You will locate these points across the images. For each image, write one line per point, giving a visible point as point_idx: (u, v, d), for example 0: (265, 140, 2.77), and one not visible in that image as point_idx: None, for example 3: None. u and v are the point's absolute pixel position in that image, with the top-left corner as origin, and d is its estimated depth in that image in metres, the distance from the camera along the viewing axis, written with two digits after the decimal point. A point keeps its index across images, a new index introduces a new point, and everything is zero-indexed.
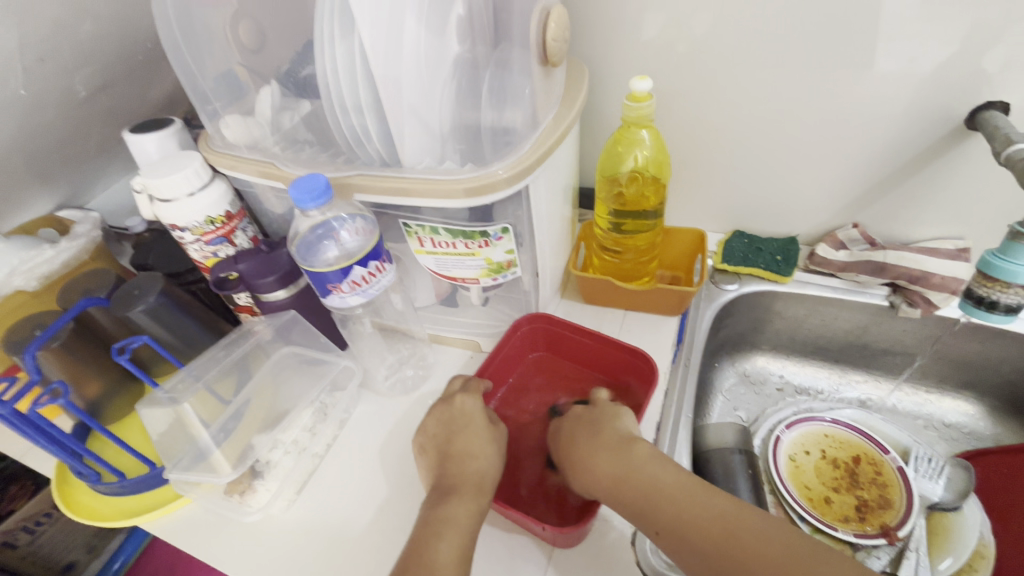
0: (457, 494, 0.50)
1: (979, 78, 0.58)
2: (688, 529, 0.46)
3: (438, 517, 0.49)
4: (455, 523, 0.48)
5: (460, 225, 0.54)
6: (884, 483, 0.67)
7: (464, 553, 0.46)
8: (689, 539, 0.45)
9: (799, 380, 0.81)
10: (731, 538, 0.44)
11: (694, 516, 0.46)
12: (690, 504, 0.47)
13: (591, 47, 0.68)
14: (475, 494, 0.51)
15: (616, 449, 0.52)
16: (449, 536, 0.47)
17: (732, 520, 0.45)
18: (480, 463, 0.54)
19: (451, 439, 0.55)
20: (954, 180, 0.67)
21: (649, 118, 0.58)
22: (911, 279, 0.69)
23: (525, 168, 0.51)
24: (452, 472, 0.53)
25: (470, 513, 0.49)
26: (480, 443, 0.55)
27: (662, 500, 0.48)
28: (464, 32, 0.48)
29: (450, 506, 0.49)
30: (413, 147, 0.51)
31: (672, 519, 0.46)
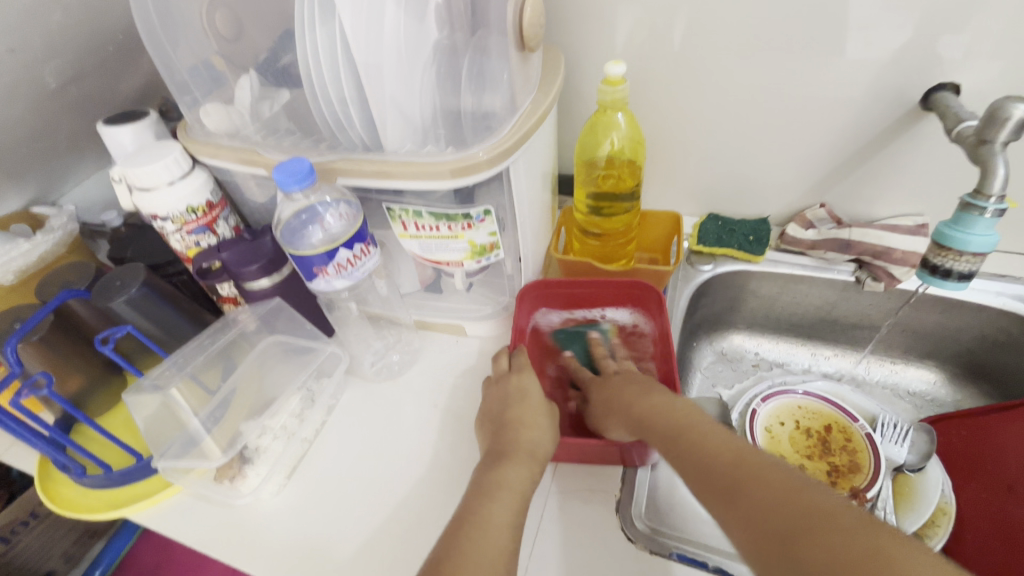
0: (511, 459, 0.52)
1: (934, 60, 0.61)
2: (708, 454, 0.48)
3: (491, 481, 0.51)
4: (509, 489, 0.50)
5: (443, 208, 0.55)
6: (854, 449, 0.70)
7: (513, 518, 0.48)
8: (707, 462, 0.47)
9: (774, 356, 0.85)
10: (743, 474, 0.45)
11: (715, 445, 0.48)
12: (715, 440, 0.49)
13: (566, 35, 0.70)
14: (529, 460, 0.52)
15: (654, 397, 0.55)
16: (501, 499, 0.49)
17: (753, 457, 0.47)
18: (537, 433, 0.55)
19: (506, 410, 0.57)
20: (912, 159, 0.70)
21: (625, 101, 0.59)
22: (875, 255, 0.73)
23: (506, 150, 0.52)
24: (508, 436, 0.54)
25: (524, 480, 0.51)
26: (536, 416, 0.56)
27: (686, 430, 0.50)
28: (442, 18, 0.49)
29: (504, 470, 0.51)
30: (395, 134, 0.52)
31: (697, 445, 0.49)
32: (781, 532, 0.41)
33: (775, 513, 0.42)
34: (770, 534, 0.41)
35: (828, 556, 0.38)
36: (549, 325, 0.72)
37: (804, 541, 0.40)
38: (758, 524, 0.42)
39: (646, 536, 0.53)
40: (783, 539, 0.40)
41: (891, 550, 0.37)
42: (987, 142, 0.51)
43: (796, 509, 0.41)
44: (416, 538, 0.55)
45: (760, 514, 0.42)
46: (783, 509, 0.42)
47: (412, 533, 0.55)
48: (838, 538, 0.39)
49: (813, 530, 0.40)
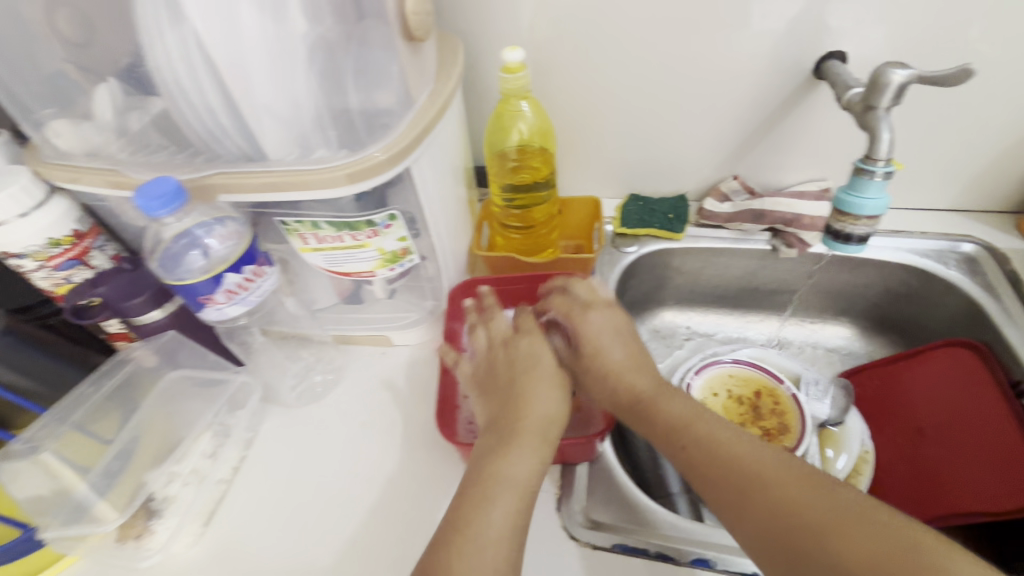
0: (518, 443, 0.48)
1: (821, 30, 0.63)
2: (722, 453, 0.47)
3: (490, 473, 0.47)
4: (508, 484, 0.46)
5: (343, 216, 0.51)
6: (782, 411, 0.72)
7: (518, 519, 0.45)
8: (717, 463, 0.46)
9: (704, 328, 0.87)
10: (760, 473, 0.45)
11: (728, 442, 0.47)
12: (725, 435, 0.48)
13: (465, 22, 0.67)
14: (539, 444, 0.49)
15: (658, 389, 0.52)
16: (501, 498, 0.45)
17: (768, 455, 0.46)
18: (548, 406, 0.51)
19: (525, 378, 0.53)
20: (810, 126, 0.72)
21: (527, 88, 0.57)
22: (786, 223, 0.75)
23: (404, 148, 0.50)
24: (508, 419, 0.50)
25: (528, 472, 0.47)
26: (540, 390, 0.52)
27: (690, 431, 0.49)
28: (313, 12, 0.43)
29: (510, 459, 0.47)
30: (276, 141, 0.47)
31: (708, 442, 0.47)
32: (810, 530, 0.41)
33: (802, 515, 0.42)
34: (794, 537, 0.41)
35: (860, 553, 0.39)
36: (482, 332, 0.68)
37: (835, 539, 0.40)
38: (784, 525, 0.42)
39: (585, 530, 0.52)
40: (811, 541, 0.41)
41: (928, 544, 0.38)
42: (872, 108, 0.52)
43: (821, 507, 0.41)
44: (351, 571, 0.51)
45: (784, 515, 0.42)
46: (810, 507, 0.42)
47: (347, 566, 0.51)
48: (870, 534, 0.39)
49: (839, 527, 0.40)
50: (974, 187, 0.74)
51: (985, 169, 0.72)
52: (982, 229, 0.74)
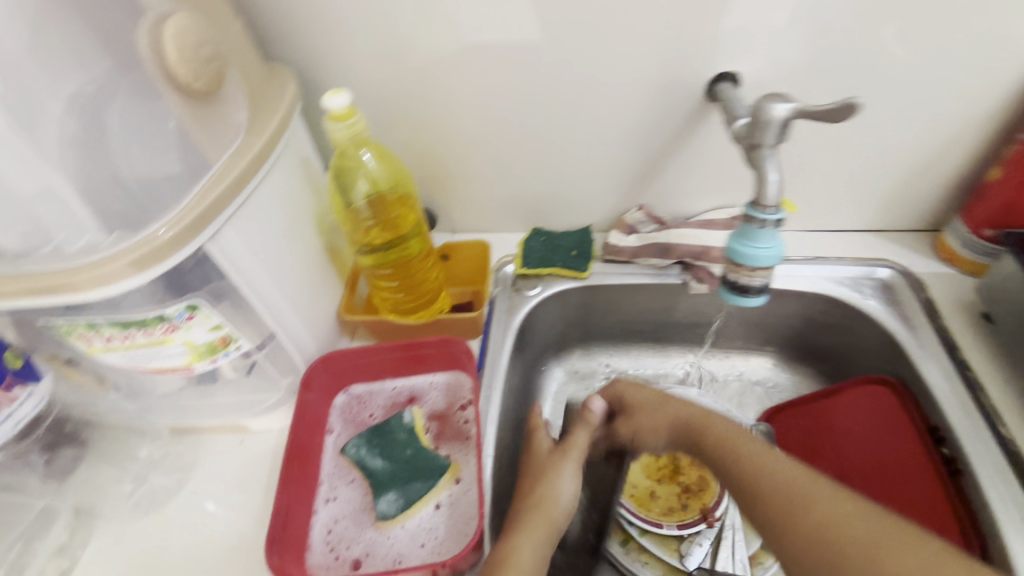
0: (524, 525, 0.48)
1: (707, 49, 0.57)
2: (762, 483, 0.44)
3: (506, 556, 0.46)
4: (522, 564, 0.45)
5: (124, 313, 0.41)
6: (702, 462, 0.67)
7: None
8: (765, 492, 0.43)
9: (626, 366, 0.80)
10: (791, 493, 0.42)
11: (772, 473, 0.44)
12: (775, 466, 0.45)
13: (309, 52, 0.58)
14: (547, 528, 0.49)
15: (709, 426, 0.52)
16: (514, 572, 0.44)
17: (813, 486, 0.42)
18: (561, 494, 0.51)
19: (536, 472, 0.54)
20: (712, 151, 0.66)
21: (364, 135, 0.48)
22: (695, 256, 0.68)
23: (197, 219, 0.40)
24: (526, 500, 0.51)
25: (538, 551, 0.47)
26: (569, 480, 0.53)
27: (746, 466, 0.46)
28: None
29: (519, 539, 0.47)
30: (7, 231, 0.36)
31: (751, 476, 0.45)
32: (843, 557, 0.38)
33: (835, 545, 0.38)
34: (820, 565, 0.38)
35: None
36: (351, 412, 0.59)
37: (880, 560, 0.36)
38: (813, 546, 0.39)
39: None
40: (849, 559, 0.37)
41: None
42: (757, 145, 0.46)
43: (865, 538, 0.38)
44: None
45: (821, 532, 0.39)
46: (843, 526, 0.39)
47: None
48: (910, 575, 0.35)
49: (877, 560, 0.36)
50: (890, 204, 0.69)
51: (899, 185, 0.67)
52: (899, 250, 0.70)
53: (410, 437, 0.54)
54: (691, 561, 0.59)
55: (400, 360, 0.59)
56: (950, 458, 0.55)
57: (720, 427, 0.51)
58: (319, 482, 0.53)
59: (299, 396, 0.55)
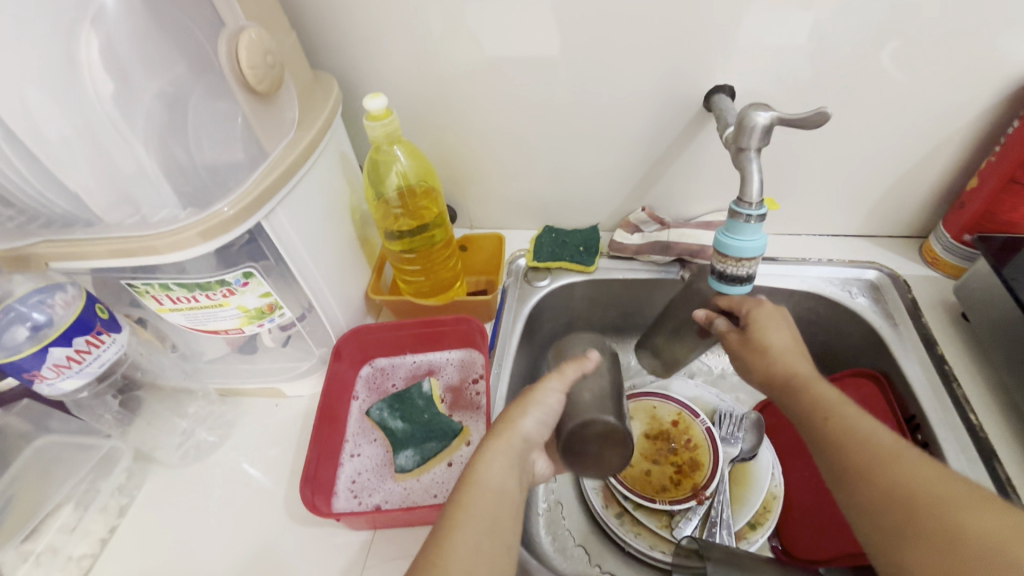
0: (489, 454, 0.46)
1: (706, 64, 0.63)
2: (841, 443, 0.45)
3: (473, 483, 0.44)
4: (484, 491, 0.44)
5: (193, 277, 0.48)
6: (695, 446, 0.71)
7: (490, 526, 0.42)
8: (842, 448, 0.45)
9: (628, 358, 0.85)
10: (882, 455, 0.43)
11: (855, 437, 0.45)
12: (865, 428, 0.45)
13: (351, 61, 0.66)
14: (513, 459, 0.46)
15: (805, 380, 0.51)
16: (476, 502, 0.43)
17: (889, 452, 0.43)
18: (533, 424, 0.49)
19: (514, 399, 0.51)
20: (711, 157, 0.72)
21: (396, 133, 0.55)
22: (693, 254, 0.74)
23: (257, 200, 0.48)
24: (492, 432, 0.48)
25: (502, 480, 0.45)
26: (548, 396, 0.50)
27: (829, 421, 0.47)
28: (120, 72, 0.40)
29: (481, 469, 0.45)
30: (104, 205, 0.44)
31: (831, 437, 0.46)
32: (902, 517, 0.40)
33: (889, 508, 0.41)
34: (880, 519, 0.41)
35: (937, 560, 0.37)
36: (375, 381, 0.65)
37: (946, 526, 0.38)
38: (896, 501, 0.41)
39: None
40: (917, 520, 0.39)
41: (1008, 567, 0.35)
42: (742, 149, 0.51)
43: (928, 506, 0.39)
44: None
45: (900, 493, 0.41)
46: (936, 489, 0.40)
47: None
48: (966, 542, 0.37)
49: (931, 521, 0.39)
50: (880, 210, 0.74)
51: (886, 193, 0.72)
52: (887, 254, 0.74)
53: (428, 403, 0.61)
54: (680, 532, 0.64)
55: (420, 336, 0.66)
56: (923, 443, 0.59)
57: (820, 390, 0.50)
58: (345, 439, 0.59)
59: (331, 364, 0.62)
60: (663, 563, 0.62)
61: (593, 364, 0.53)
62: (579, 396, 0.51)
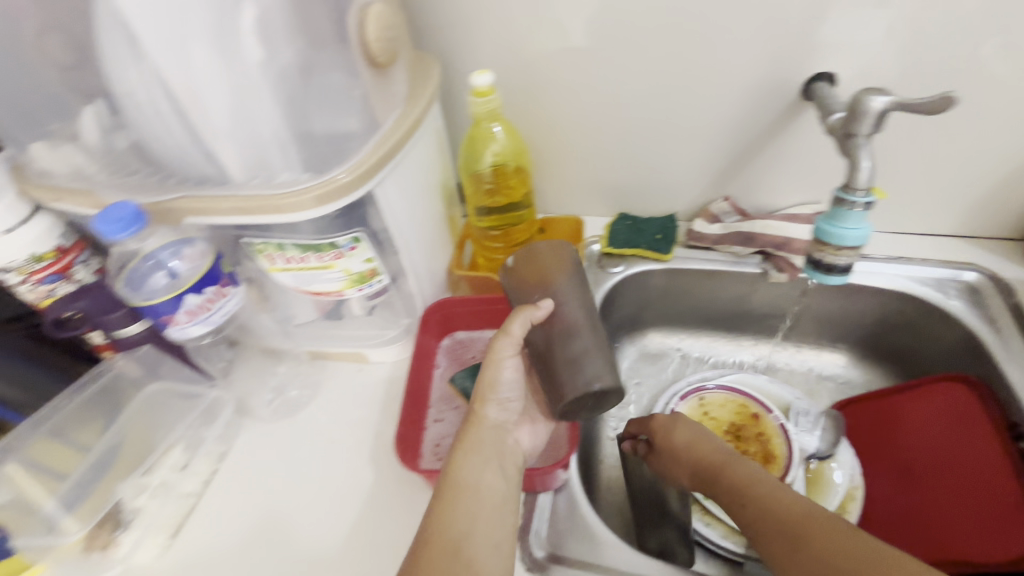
0: (464, 450, 0.49)
1: (809, 50, 0.62)
2: (773, 518, 0.46)
3: (455, 482, 0.48)
4: (470, 493, 0.47)
5: (307, 238, 0.51)
6: (768, 440, 0.69)
7: (484, 522, 0.46)
8: (769, 523, 0.46)
9: (696, 350, 0.85)
10: (808, 522, 0.44)
11: (779, 507, 0.46)
12: (785, 497, 0.47)
13: (447, 42, 0.68)
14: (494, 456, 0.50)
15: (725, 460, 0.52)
16: (465, 500, 0.47)
17: (813, 517, 0.44)
18: (502, 410, 0.52)
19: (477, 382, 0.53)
20: (802, 148, 0.70)
21: (498, 111, 0.57)
22: (777, 246, 0.72)
23: (369, 169, 0.50)
24: (465, 430, 0.51)
25: (490, 480, 0.48)
26: (502, 371, 0.51)
27: (755, 496, 0.48)
28: (270, 40, 0.43)
29: (456, 469, 0.48)
30: (239, 164, 0.47)
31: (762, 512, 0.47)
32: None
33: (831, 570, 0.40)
34: None
35: None
36: (456, 352, 0.67)
37: None
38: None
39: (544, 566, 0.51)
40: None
41: None
42: (852, 134, 0.50)
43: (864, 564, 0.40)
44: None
45: (825, 563, 0.41)
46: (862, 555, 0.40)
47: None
48: None
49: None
50: (980, 211, 0.70)
51: (991, 192, 0.68)
52: (988, 256, 0.71)
53: None
54: None
55: (500, 311, 0.67)
56: None
57: (738, 470, 0.51)
58: (429, 405, 0.62)
59: (416, 334, 0.65)
60: (734, 553, 0.62)
61: (543, 312, 0.48)
62: (548, 356, 0.48)
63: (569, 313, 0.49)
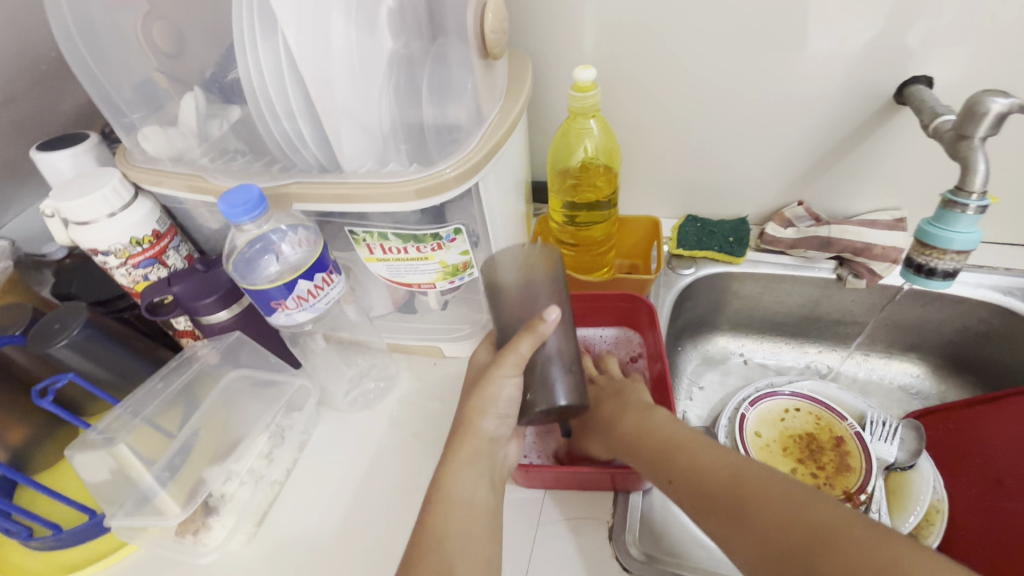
0: (459, 462, 0.49)
1: (906, 54, 0.61)
2: (705, 487, 0.45)
3: (446, 495, 0.47)
4: (459, 508, 0.47)
5: (411, 228, 0.52)
6: (845, 450, 0.68)
7: (475, 540, 0.46)
8: (702, 488, 0.45)
9: (759, 357, 0.83)
10: (744, 487, 0.44)
11: (708, 468, 0.46)
12: (709, 458, 0.47)
13: (534, 39, 0.68)
14: (486, 473, 0.49)
15: (639, 419, 0.52)
16: (456, 516, 0.46)
17: (744, 476, 0.45)
18: (498, 425, 0.51)
19: (469, 396, 0.51)
20: (887, 153, 0.69)
21: (595, 108, 0.57)
22: (855, 251, 0.72)
23: (474, 165, 0.48)
24: (455, 440, 0.50)
25: (481, 497, 0.48)
26: (503, 388, 0.49)
27: (677, 456, 0.48)
28: None
29: (448, 483, 0.48)
30: (353, 150, 0.48)
31: (694, 478, 0.46)
32: (795, 547, 0.40)
33: (776, 537, 0.41)
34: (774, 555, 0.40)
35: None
36: None
37: (826, 551, 0.39)
38: (774, 549, 0.40)
39: (642, 564, 0.50)
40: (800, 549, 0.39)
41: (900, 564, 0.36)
42: (965, 137, 0.50)
43: (802, 525, 0.40)
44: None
45: (766, 536, 0.41)
46: (787, 506, 0.42)
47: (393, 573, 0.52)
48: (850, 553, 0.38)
49: (825, 538, 0.39)
50: None
51: None
52: None
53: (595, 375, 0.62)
54: None
55: (583, 309, 0.67)
56: None
57: (658, 428, 0.51)
58: None
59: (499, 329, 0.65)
60: None
61: (547, 328, 0.49)
62: (531, 373, 0.51)
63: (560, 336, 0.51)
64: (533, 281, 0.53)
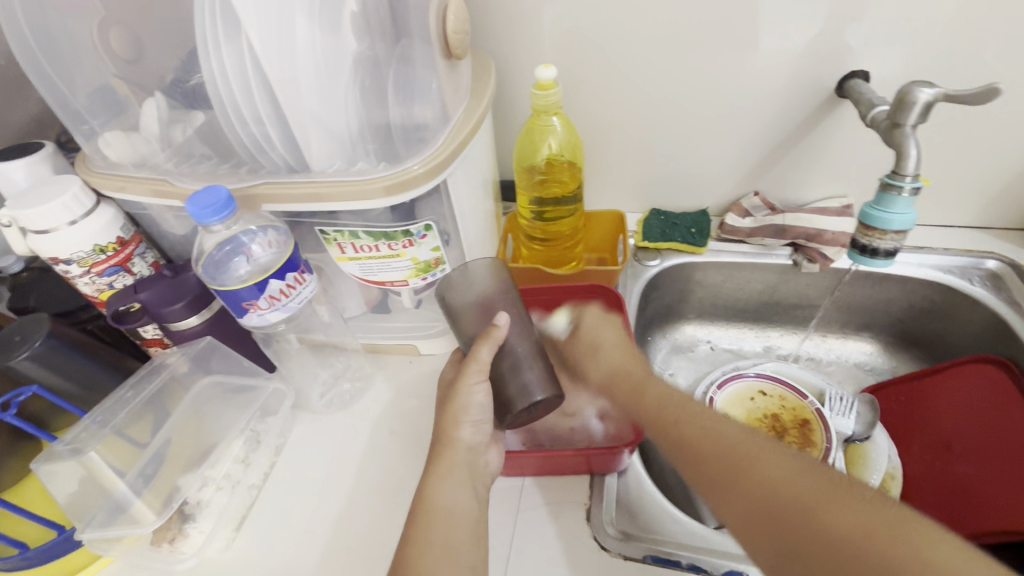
0: (441, 470, 0.50)
1: (845, 50, 0.65)
2: (705, 445, 0.43)
3: (429, 502, 0.48)
4: (444, 516, 0.47)
5: (381, 226, 0.52)
6: (807, 425, 0.71)
7: (457, 545, 0.46)
8: (703, 449, 0.43)
9: (725, 343, 0.87)
10: (749, 450, 0.42)
11: (712, 430, 0.44)
12: (713, 420, 0.45)
13: (496, 41, 0.70)
14: (468, 479, 0.50)
15: (650, 377, 0.51)
16: (439, 522, 0.47)
17: (749, 440, 0.43)
18: (476, 433, 0.52)
19: (442, 411, 0.53)
20: (833, 144, 0.74)
21: (557, 105, 0.60)
22: (808, 237, 0.76)
23: (442, 162, 0.50)
24: (436, 450, 0.51)
25: (465, 502, 0.49)
26: (471, 395, 0.51)
27: (680, 417, 0.46)
28: None
29: (431, 491, 0.48)
30: (321, 151, 0.49)
31: (694, 436, 0.44)
32: (794, 509, 0.38)
33: (774, 497, 0.39)
34: (772, 516, 0.39)
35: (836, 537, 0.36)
36: None
37: (828, 517, 0.37)
38: (771, 506, 0.39)
39: (617, 542, 0.52)
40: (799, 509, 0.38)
41: (909, 536, 0.34)
42: (898, 125, 0.54)
43: (804, 489, 0.38)
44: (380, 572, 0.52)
45: (764, 492, 0.39)
46: (793, 472, 0.40)
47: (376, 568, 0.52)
48: (854, 521, 0.36)
49: (828, 502, 0.37)
50: (998, 204, 0.75)
51: (1009, 185, 0.73)
52: (1005, 246, 0.75)
53: None
54: None
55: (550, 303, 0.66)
56: None
57: (665, 388, 0.49)
58: None
59: None
60: None
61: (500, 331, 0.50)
62: (498, 378, 0.51)
63: (521, 336, 0.51)
64: (494, 290, 0.54)
